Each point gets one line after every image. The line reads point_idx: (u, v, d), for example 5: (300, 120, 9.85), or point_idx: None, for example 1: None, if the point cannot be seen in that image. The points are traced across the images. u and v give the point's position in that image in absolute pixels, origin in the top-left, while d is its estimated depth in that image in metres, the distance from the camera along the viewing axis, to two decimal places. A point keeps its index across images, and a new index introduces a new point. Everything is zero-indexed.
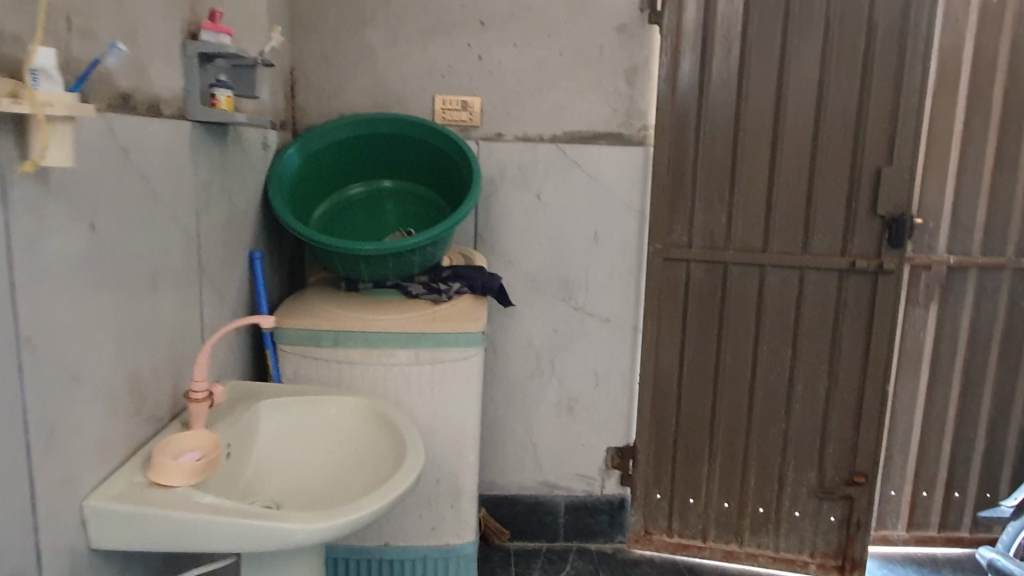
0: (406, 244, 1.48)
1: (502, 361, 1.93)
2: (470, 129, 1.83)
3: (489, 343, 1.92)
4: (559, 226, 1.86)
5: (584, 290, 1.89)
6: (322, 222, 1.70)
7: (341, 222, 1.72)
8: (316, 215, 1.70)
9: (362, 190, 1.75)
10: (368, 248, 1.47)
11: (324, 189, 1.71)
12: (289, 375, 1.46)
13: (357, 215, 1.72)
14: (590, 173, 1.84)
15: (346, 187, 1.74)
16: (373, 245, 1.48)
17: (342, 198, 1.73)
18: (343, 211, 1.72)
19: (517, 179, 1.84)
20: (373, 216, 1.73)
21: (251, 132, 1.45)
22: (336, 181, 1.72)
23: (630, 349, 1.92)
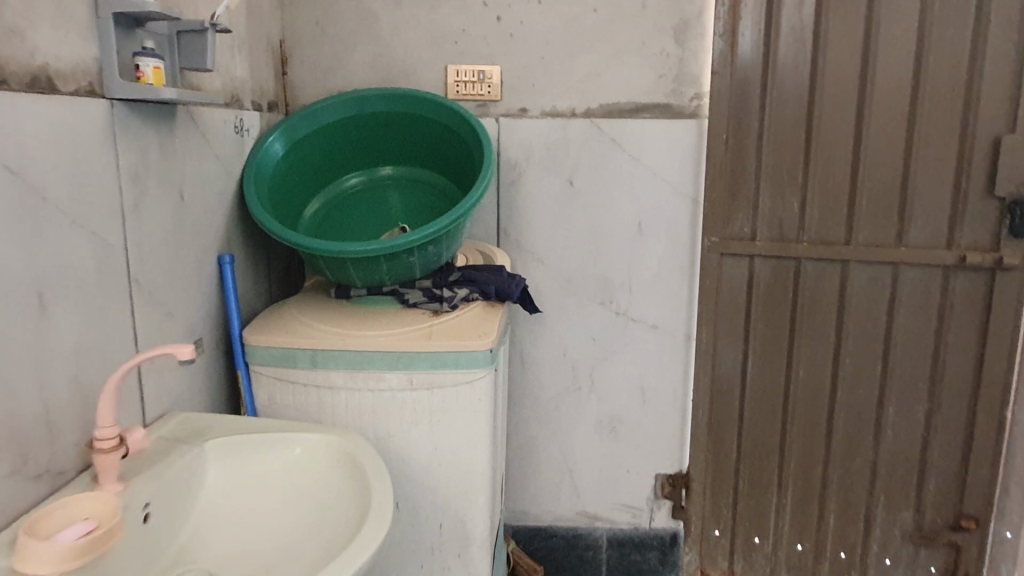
0: (400, 243, 1.23)
1: (532, 376, 1.66)
2: (488, 105, 1.56)
3: (517, 354, 1.65)
4: (596, 218, 1.58)
5: (626, 292, 1.60)
6: (317, 220, 1.48)
7: (339, 218, 1.48)
8: (310, 212, 1.48)
9: (363, 180, 1.52)
10: (354, 248, 1.22)
11: (318, 181, 1.48)
12: (264, 402, 1.24)
13: (357, 209, 1.49)
14: (631, 153, 1.54)
15: (344, 179, 1.52)
16: (360, 245, 1.23)
17: (340, 191, 1.51)
18: (341, 205, 1.49)
19: (545, 162, 1.56)
20: (375, 211, 1.50)
21: (213, 115, 1.23)
22: (331, 171, 1.49)
23: (682, 362, 1.62)
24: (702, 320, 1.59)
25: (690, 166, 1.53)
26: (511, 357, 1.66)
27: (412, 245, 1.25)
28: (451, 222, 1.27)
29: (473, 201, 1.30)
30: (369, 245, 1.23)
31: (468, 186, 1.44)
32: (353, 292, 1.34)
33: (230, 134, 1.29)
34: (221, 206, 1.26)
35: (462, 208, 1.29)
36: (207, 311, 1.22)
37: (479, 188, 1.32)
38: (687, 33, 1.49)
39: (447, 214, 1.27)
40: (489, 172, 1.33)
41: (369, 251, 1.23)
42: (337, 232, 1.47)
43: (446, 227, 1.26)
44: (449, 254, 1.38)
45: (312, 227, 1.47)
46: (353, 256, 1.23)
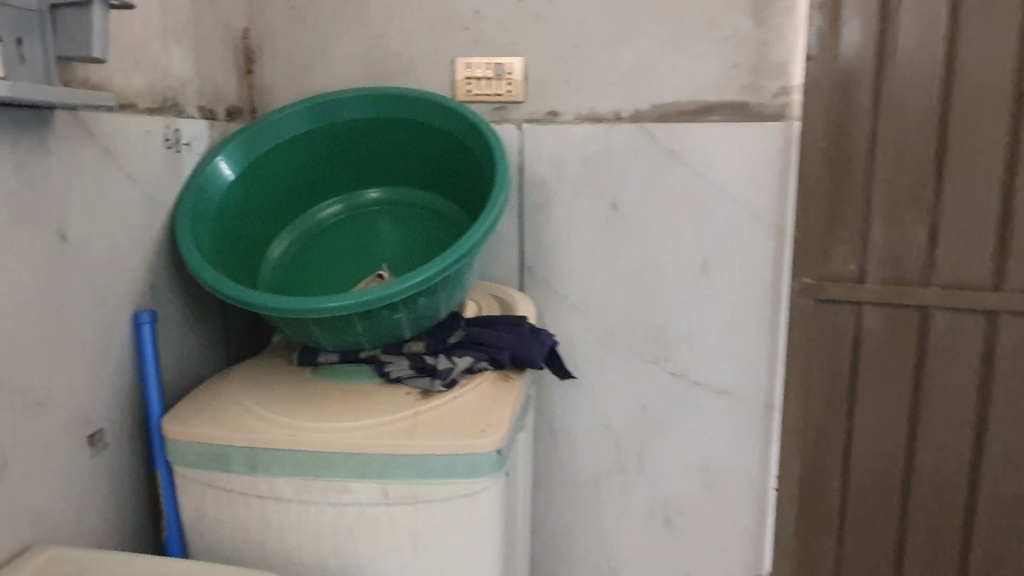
0: (376, 296, 0.89)
1: (566, 453, 1.30)
2: (508, 108, 1.22)
3: (546, 425, 1.30)
4: (647, 253, 1.21)
5: (686, 348, 1.23)
6: (287, 261, 1.15)
7: (315, 256, 1.15)
8: (278, 251, 1.15)
9: (345, 207, 1.19)
10: (310, 304, 0.88)
11: (287, 210, 1.15)
12: (191, 515, 0.91)
13: (339, 244, 1.16)
14: (694, 169, 1.17)
15: (321, 206, 1.19)
16: (319, 299, 0.89)
17: (316, 222, 1.18)
18: (317, 240, 1.16)
19: (581, 180, 1.21)
20: (361, 246, 1.16)
21: (125, 126, 0.91)
22: (305, 197, 1.16)
23: (762, 440, 1.23)
24: (790, 386, 1.21)
25: (775, 184, 1.15)
26: (539, 430, 1.30)
27: (393, 300, 0.90)
28: (447, 265, 0.92)
29: (478, 235, 0.95)
30: (332, 299, 0.89)
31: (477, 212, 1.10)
32: (320, 359, 1.01)
33: (155, 150, 0.97)
34: (138, 246, 0.94)
35: (461, 246, 0.94)
36: (113, 390, 0.90)
37: (486, 217, 0.96)
38: (771, 6, 1.11)
39: (442, 254, 0.93)
40: (501, 194, 0.98)
41: (332, 308, 0.88)
42: (311, 275, 1.13)
43: (439, 272, 0.91)
44: (450, 306, 1.03)
45: (281, 270, 1.14)
46: (308, 314, 0.89)
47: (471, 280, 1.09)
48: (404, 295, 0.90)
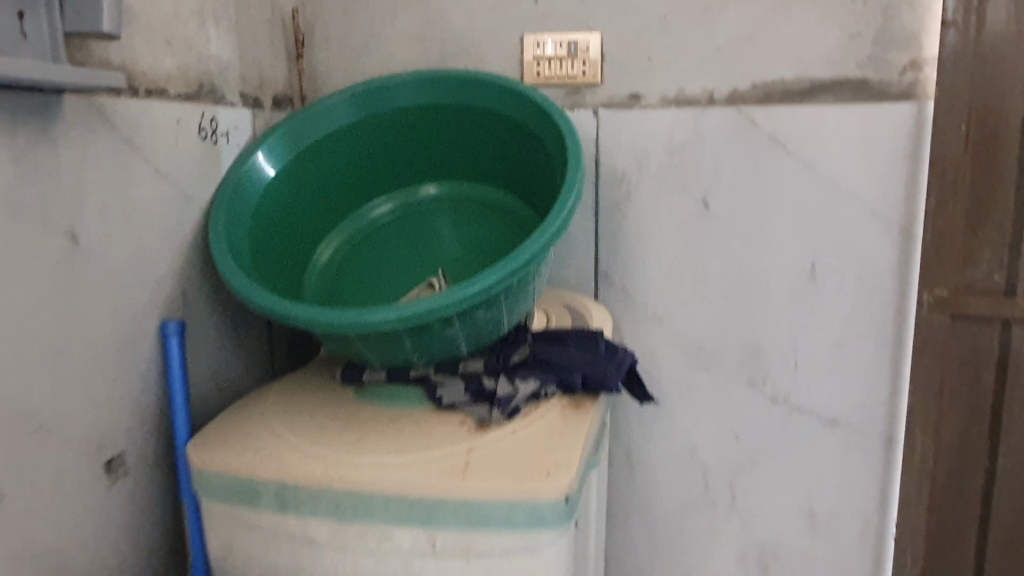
0: (426, 309, 0.76)
1: (646, 485, 1.15)
2: (583, 91, 1.07)
3: (623, 452, 1.14)
4: (745, 258, 1.04)
5: (788, 369, 1.06)
6: (337, 264, 1.04)
7: (367, 259, 1.04)
8: (328, 254, 1.04)
9: (400, 205, 1.07)
10: (350, 318, 0.76)
11: (336, 208, 1.04)
12: (218, 553, 0.81)
13: (393, 245, 1.04)
14: (803, 160, 1.00)
15: (374, 204, 1.07)
16: (360, 311, 0.77)
17: (369, 221, 1.07)
18: (370, 241, 1.05)
19: (666, 173, 1.05)
20: (418, 248, 1.04)
21: (152, 113, 0.81)
22: (355, 193, 1.05)
23: (877, 477, 1.06)
24: (916, 415, 1.02)
25: (902, 178, 0.97)
26: (615, 456, 1.15)
27: (446, 313, 0.77)
28: (510, 273, 0.78)
29: (547, 236, 0.80)
30: (374, 312, 0.76)
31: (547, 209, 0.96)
32: (365, 377, 0.88)
33: (188, 140, 0.87)
34: (168, 250, 0.84)
35: (525, 249, 0.80)
36: (135, 411, 0.80)
37: (556, 214, 0.82)
38: None
39: (504, 259, 0.79)
40: (574, 189, 0.84)
41: (374, 323, 0.76)
42: (363, 281, 1.02)
43: (501, 281, 0.78)
44: (513, 318, 0.89)
45: (330, 275, 1.03)
46: (348, 329, 0.77)
47: (540, 288, 0.95)
48: (459, 307, 0.77)
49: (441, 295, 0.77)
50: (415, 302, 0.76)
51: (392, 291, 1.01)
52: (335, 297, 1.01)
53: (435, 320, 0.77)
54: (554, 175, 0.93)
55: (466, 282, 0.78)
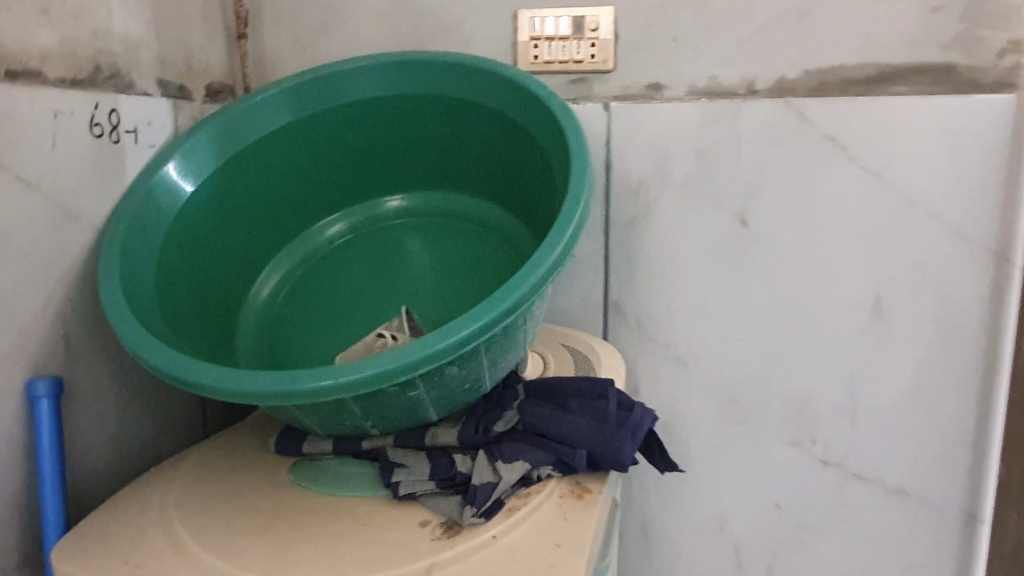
0: (372, 372, 0.55)
1: (665, 563, 0.94)
2: (591, 81, 0.86)
3: (637, 523, 0.93)
4: (792, 289, 0.83)
5: (845, 427, 0.85)
6: (284, 296, 0.84)
7: (320, 289, 0.83)
8: (273, 282, 0.85)
9: (362, 221, 0.87)
10: (269, 386, 0.55)
11: (282, 225, 0.84)
12: None
13: (352, 272, 0.84)
14: (867, 166, 0.80)
15: (330, 219, 0.87)
16: (283, 375, 0.56)
17: (324, 241, 0.87)
18: (324, 265, 0.85)
19: (694, 181, 0.84)
20: (383, 275, 0.83)
21: (17, 103, 0.60)
22: (304, 206, 0.85)
23: (956, 565, 0.85)
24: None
25: (996, 192, 0.77)
26: (627, 528, 0.94)
27: (401, 377, 0.56)
28: (490, 320, 0.57)
29: (541, 268, 0.60)
30: (302, 378, 0.55)
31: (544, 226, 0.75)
32: (305, 449, 0.68)
33: (76, 138, 0.67)
34: (41, 282, 0.64)
35: (510, 286, 0.59)
36: None
37: (552, 238, 0.61)
38: None
39: (483, 300, 0.58)
40: (577, 204, 0.63)
41: (301, 392, 0.55)
42: (313, 317, 0.82)
43: (476, 332, 0.57)
44: (497, 371, 0.69)
45: (274, 309, 0.83)
46: (268, 400, 0.56)
47: (535, 329, 0.74)
48: (419, 369, 0.56)
49: (393, 352, 0.56)
50: (358, 364, 0.55)
51: (349, 329, 0.80)
52: (279, 337, 0.81)
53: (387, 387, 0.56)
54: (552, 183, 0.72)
55: (430, 333, 0.57)
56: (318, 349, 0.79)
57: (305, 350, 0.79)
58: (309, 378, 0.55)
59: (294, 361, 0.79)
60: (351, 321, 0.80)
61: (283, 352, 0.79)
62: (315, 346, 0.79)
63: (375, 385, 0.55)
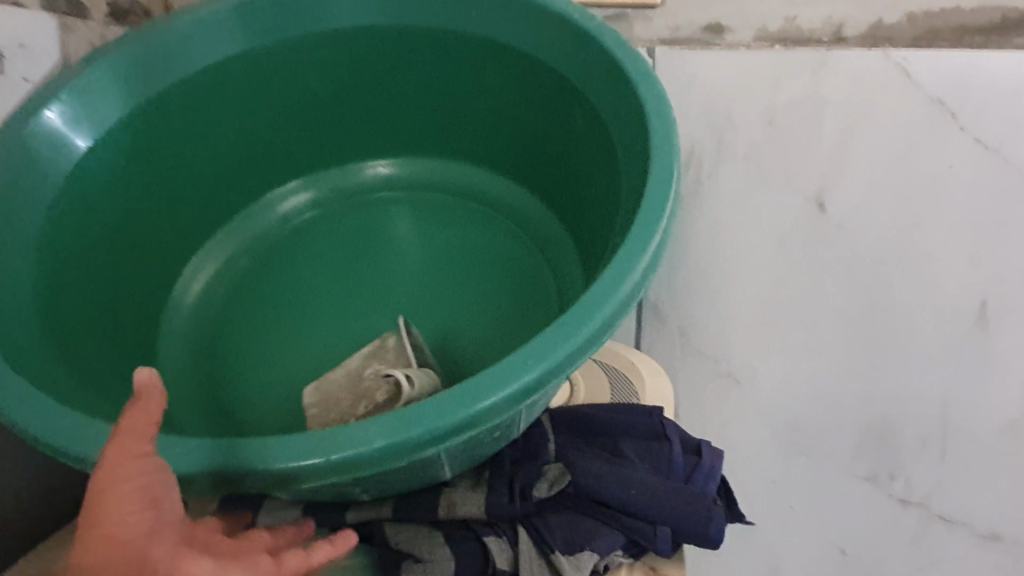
0: (384, 446, 0.35)
1: None
2: (631, 18, 0.67)
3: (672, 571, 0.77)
4: (876, 293, 0.67)
5: (930, 461, 0.70)
6: (219, 293, 0.64)
7: (272, 285, 0.63)
8: (207, 275, 0.65)
9: (331, 194, 0.69)
10: (225, 463, 0.36)
11: (219, 195, 0.65)
12: None
13: (320, 264, 0.64)
14: (979, 138, 0.63)
15: (289, 187, 0.68)
16: (246, 443, 0.37)
17: (277, 218, 0.68)
18: (279, 253, 0.65)
19: (759, 155, 0.66)
20: (362, 269, 0.64)
21: None
22: (247, 168, 0.65)
23: None
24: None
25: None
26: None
27: (426, 450, 0.37)
28: (560, 361, 0.38)
29: (629, 279, 0.40)
30: (275, 453, 0.36)
31: (592, 214, 0.58)
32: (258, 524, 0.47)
33: None
34: None
35: (583, 305, 0.39)
36: None
37: (640, 234, 0.42)
38: None
39: (546, 330, 0.38)
40: (670, 185, 0.43)
41: (275, 474, 0.36)
42: (263, 323, 0.61)
43: (540, 380, 0.38)
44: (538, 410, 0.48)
45: (207, 311, 0.63)
46: (221, 486, 0.36)
47: None
48: (455, 437, 0.37)
49: (411, 413, 0.36)
50: (364, 431, 0.36)
51: (315, 341, 0.60)
52: (215, 349, 0.60)
53: (406, 460, 0.37)
54: (605, 158, 0.54)
55: (468, 380, 0.37)
56: (268, 369, 0.58)
57: (253, 370, 0.59)
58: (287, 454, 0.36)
59: (235, 388, 0.58)
60: (319, 329, 0.60)
61: (221, 371, 0.59)
62: (266, 364, 0.59)
63: (391, 462, 0.36)
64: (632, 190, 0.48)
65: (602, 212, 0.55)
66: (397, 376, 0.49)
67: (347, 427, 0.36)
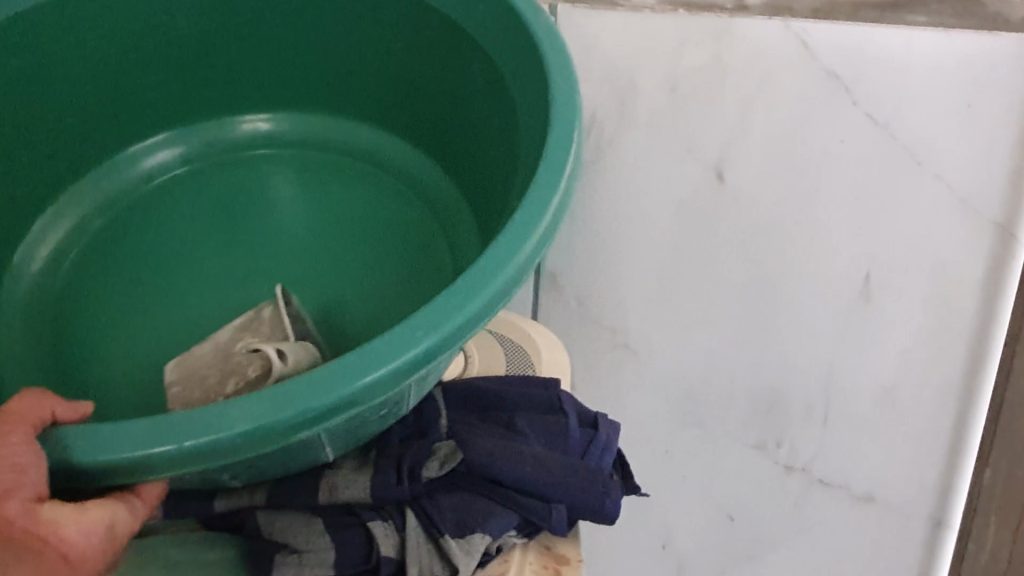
0: (250, 431, 0.33)
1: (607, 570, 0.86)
2: None
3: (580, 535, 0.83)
4: (767, 267, 0.68)
5: (812, 427, 0.74)
6: (70, 258, 0.58)
7: (136, 250, 0.58)
8: (55, 239, 0.58)
9: (202, 151, 0.63)
10: (78, 453, 0.33)
11: (70, 147, 0.58)
12: None
13: (192, 228, 0.59)
14: (871, 114, 0.62)
15: (155, 140, 0.62)
16: (97, 430, 0.33)
17: (139, 176, 0.61)
18: (145, 215, 0.60)
19: (655, 128, 0.64)
20: (240, 236, 0.59)
21: None
22: (104, 119, 0.59)
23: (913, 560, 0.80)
24: (994, 500, 0.73)
25: (1007, 158, 0.62)
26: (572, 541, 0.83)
27: (300, 433, 0.34)
28: (446, 336, 0.35)
29: (522, 247, 0.38)
30: (128, 440, 0.33)
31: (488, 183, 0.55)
32: None
33: None
34: None
35: (475, 275, 0.37)
36: None
37: (536, 200, 0.39)
38: None
39: (430, 302, 0.36)
40: (568, 147, 0.41)
41: (128, 462, 0.33)
42: (122, 291, 0.56)
43: (426, 357, 0.35)
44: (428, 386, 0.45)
45: (59, 279, 0.57)
46: (69, 473, 0.34)
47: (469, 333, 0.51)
48: (329, 419, 0.34)
49: (281, 394, 0.33)
50: (226, 414, 0.33)
51: (186, 312, 0.56)
52: (64, 318, 0.55)
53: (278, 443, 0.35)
54: (504, 127, 0.51)
55: (345, 357, 0.34)
56: (134, 341, 0.54)
57: (111, 343, 0.54)
58: (140, 441, 0.32)
59: (91, 365, 0.53)
60: (191, 298, 0.57)
61: (72, 343, 0.54)
62: (130, 338, 0.54)
63: (258, 447, 0.34)
64: (530, 156, 0.45)
65: (499, 181, 0.53)
66: (268, 352, 0.46)
67: (208, 409, 0.33)
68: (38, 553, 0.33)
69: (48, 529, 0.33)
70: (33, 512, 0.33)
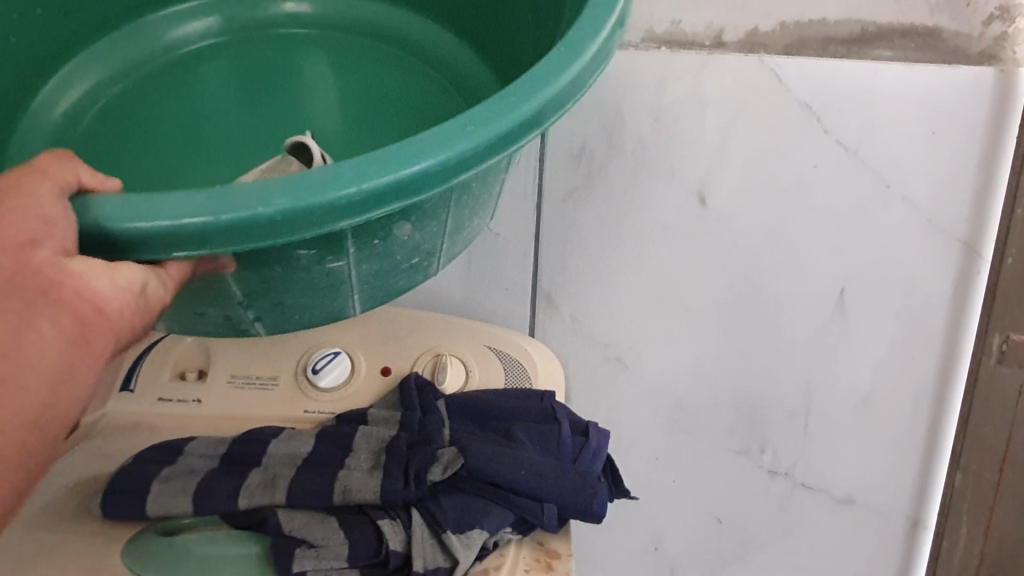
0: (293, 208, 0.31)
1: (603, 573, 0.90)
2: None
3: (575, 540, 0.88)
4: (749, 279, 0.73)
5: (794, 434, 0.79)
6: (98, 105, 0.60)
7: (158, 111, 0.59)
8: (80, 83, 0.60)
9: (231, 25, 0.64)
10: (105, 218, 0.30)
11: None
12: None
13: (218, 93, 0.60)
14: (843, 141, 0.67)
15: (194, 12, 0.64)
16: (124, 199, 0.31)
17: (173, 41, 0.63)
18: (175, 79, 0.61)
19: (641, 155, 0.69)
20: (269, 109, 0.59)
21: None
22: None
23: (891, 561, 0.85)
24: (965, 502, 0.78)
25: (970, 181, 0.66)
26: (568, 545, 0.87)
27: (342, 221, 0.32)
28: (496, 138, 0.34)
29: (577, 61, 0.36)
30: (158, 210, 0.30)
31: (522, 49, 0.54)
32: (148, 513, 0.52)
33: None
34: None
35: (526, 82, 0.35)
36: None
37: (590, 19, 0.38)
38: None
39: (484, 101, 0.35)
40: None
41: (159, 234, 0.30)
42: (139, 146, 0.57)
43: (475, 154, 0.34)
44: (453, 229, 0.44)
45: (84, 128, 0.59)
46: (93, 245, 0.31)
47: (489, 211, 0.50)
48: (371, 209, 0.33)
49: (329, 175, 0.31)
50: (266, 189, 0.31)
51: (192, 173, 0.56)
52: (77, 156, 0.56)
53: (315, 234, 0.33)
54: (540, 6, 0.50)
55: (395, 145, 0.33)
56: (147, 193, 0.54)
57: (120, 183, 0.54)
58: (173, 210, 0.30)
59: None
60: (206, 165, 0.56)
61: None
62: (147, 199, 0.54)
63: (297, 231, 0.32)
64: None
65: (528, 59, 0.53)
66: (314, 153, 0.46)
67: (251, 185, 0.31)
68: (62, 297, 0.30)
69: (69, 284, 0.30)
70: (58, 262, 0.30)
